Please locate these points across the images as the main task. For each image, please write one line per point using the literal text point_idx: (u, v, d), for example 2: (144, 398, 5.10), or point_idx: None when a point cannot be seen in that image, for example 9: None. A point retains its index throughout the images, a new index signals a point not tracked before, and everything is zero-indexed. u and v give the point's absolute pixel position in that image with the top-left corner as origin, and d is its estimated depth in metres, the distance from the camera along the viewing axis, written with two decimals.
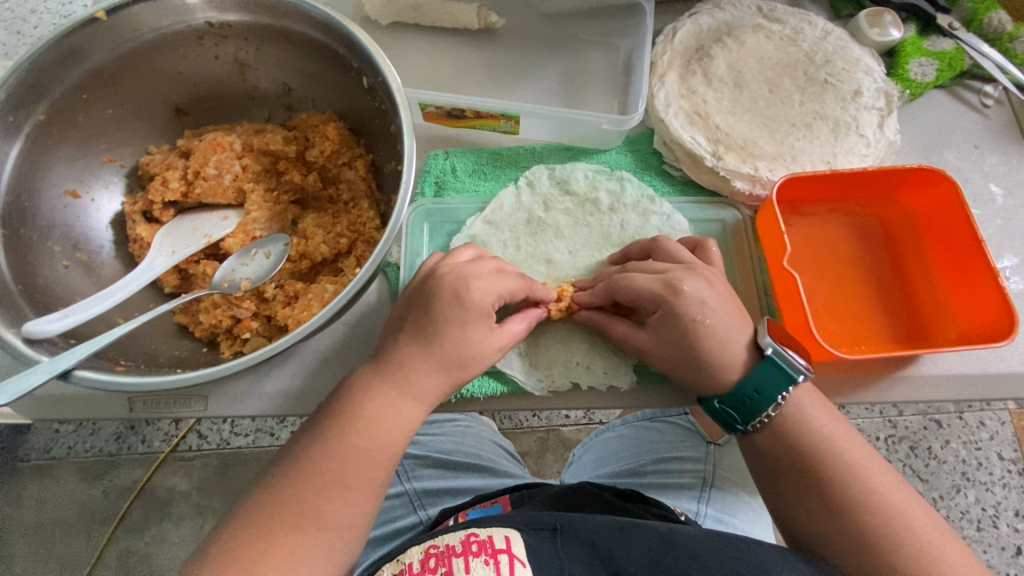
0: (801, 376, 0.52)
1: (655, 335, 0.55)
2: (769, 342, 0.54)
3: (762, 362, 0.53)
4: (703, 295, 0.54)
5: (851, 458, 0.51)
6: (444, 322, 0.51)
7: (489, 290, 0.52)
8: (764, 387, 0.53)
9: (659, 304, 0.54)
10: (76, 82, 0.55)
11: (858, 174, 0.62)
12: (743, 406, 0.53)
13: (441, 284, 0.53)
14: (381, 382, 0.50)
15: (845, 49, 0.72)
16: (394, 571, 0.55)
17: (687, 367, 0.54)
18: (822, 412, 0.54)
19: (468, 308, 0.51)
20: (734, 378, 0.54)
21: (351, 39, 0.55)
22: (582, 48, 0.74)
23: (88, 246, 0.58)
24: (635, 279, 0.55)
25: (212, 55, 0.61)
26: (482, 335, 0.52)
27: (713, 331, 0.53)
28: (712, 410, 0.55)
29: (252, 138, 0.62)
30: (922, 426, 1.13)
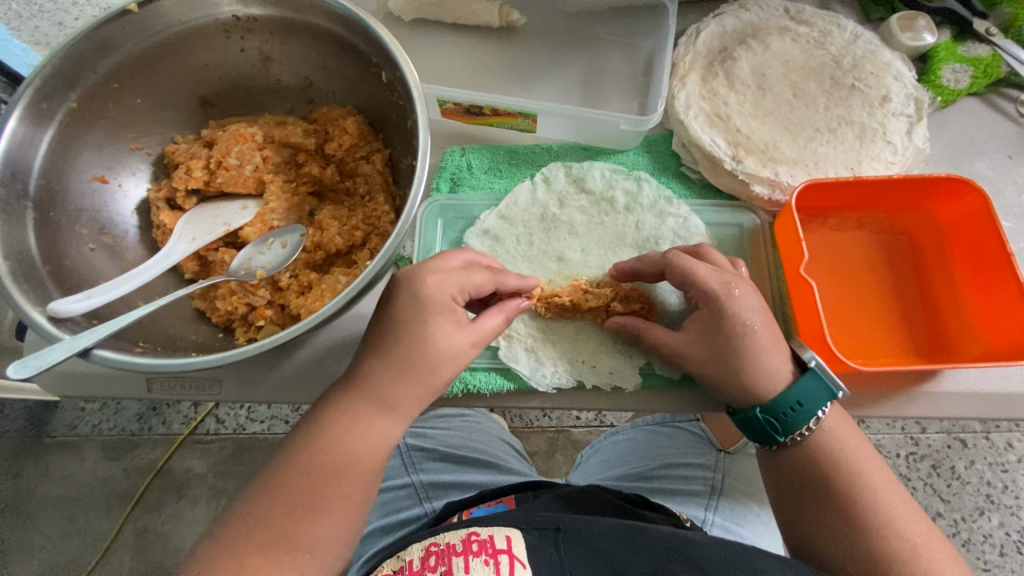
0: (841, 391, 0.52)
1: (697, 336, 0.54)
2: (811, 357, 0.53)
3: (804, 374, 0.52)
4: (754, 301, 0.53)
5: (862, 470, 0.51)
6: (404, 323, 0.50)
7: (446, 285, 0.52)
8: (807, 401, 0.52)
9: (711, 301, 0.53)
10: (107, 72, 0.57)
11: (881, 182, 0.60)
12: (785, 418, 0.52)
13: (399, 286, 0.52)
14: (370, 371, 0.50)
15: (874, 53, 0.70)
16: (394, 568, 0.56)
17: (730, 370, 0.52)
18: (843, 423, 0.53)
19: (427, 304, 0.50)
20: (775, 391, 0.52)
21: (371, 35, 0.56)
22: (603, 47, 0.73)
23: (114, 231, 0.60)
24: (691, 277, 0.54)
25: (237, 49, 0.62)
26: (447, 330, 0.50)
27: (761, 337, 0.52)
28: (749, 420, 0.53)
29: (272, 130, 0.63)
30: (945, 445, 1.10)
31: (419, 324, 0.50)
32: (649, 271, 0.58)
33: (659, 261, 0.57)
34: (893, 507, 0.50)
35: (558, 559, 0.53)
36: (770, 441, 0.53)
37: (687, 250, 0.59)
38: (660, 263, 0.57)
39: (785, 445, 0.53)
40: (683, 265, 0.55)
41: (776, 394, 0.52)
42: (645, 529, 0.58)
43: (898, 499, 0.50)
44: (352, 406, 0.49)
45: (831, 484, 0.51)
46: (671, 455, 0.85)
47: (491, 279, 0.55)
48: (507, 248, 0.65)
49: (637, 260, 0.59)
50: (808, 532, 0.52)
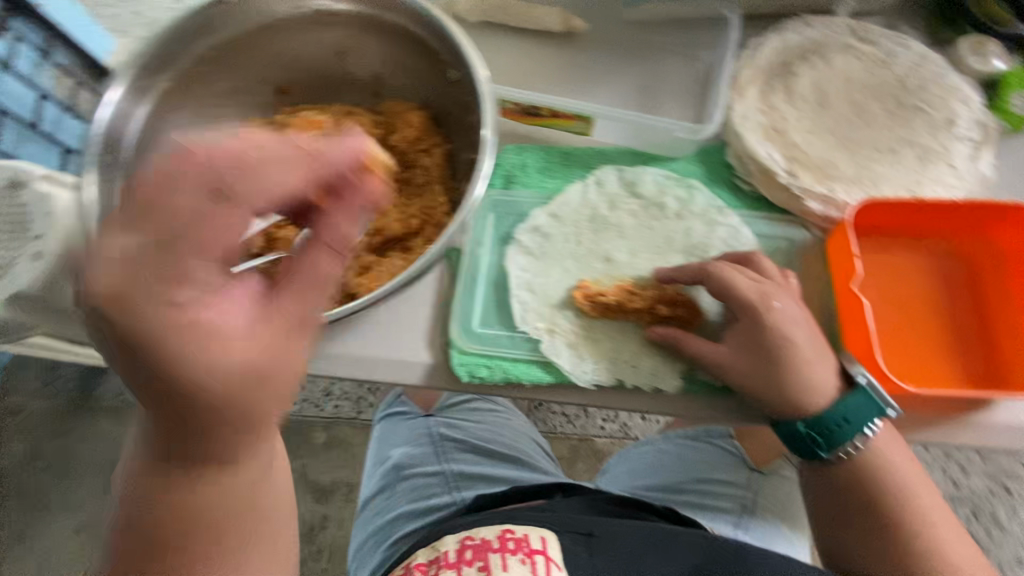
0: (891, 409, 0.52)
1: (736, 346, 0.55)
2: (861, 372, 0.54)
3: (852, 390, 0.53)
4: (795, 313, 0.54)
5: (907, 491, 0.53)
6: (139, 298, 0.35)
7: (136, 231, 0.36)
8: (854, 418, 0.52)
9: (750, 312, 0.54)
10: (198, 56, 0.61)
11: (942, 205, 0.59)
12: (831, 432, 0.52)
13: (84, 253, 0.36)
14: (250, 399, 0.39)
15: (941, 75, 0.69)
16: (428, 558, 0.59)
17: (770, 381, 0.53)
18: (893, 444, 0.54)
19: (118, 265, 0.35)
20: (819, 404, 0.53)
21: (445, 34, 0.59)
22: (662, 58, 0.74)
23: None
24: (729, 283, 0.56)
25: (314, 41, 0.66)
26: (215, 272, 0.37)
27: (802, 350, 0.53)
28: (793, 434, 0.53)
29: (342, 119, 0.67)
30: (987, 489, 1.06)
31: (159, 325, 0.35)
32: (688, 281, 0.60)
33: (698, 272, 0.58)
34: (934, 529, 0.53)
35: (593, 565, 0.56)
36: (813, 454, 0.54)
37: (731, 257, 0.60)
38: (698, 273, 0.59)
39: (828, 462, 0.54)
40: (721, 275, 0.56)
41: (821, 408, 0.53)
42: (676, 536, 0.61)
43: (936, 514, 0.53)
44: (191, 444, 0.40)
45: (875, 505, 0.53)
46: (700, 469, 0.84)
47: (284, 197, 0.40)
48: (554, 246, 0.67)
49: (676, 269, 0.61)
50: (849, 544, 0.55)
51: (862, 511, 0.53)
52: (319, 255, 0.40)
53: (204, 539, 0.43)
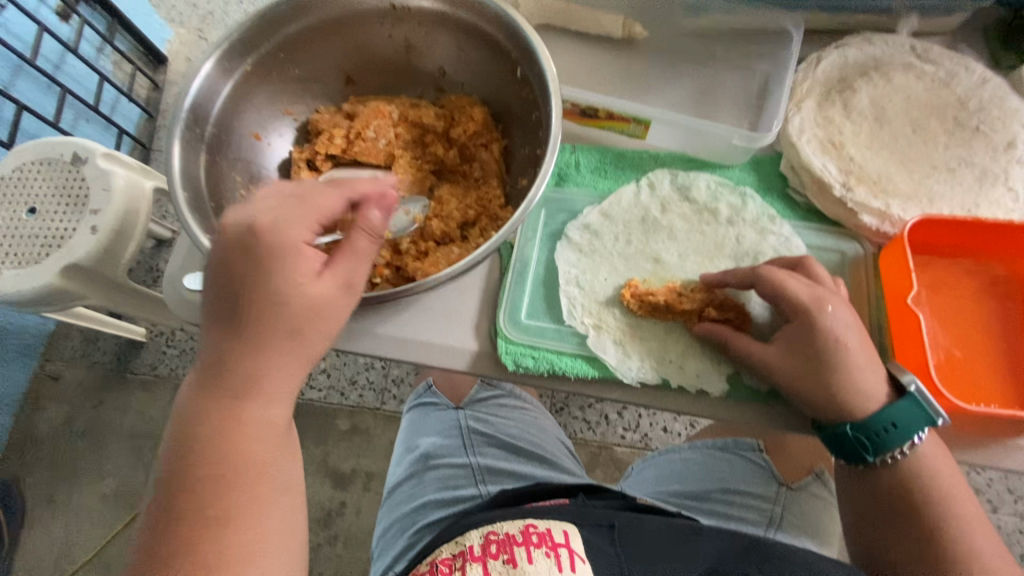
0: (941, 419, 0.51)
1: (787, 349, 0.55)
2: (911, 379, 0.53)
3: (901, 398, 0.52)
4: (849, 318, 0.54)
5: (950, 500, 0.51)
6: (253, 275, 0.46)
7: (295, 229, 0.47)
8: (903, 423, 0.52)
9: (804, 314, 0.54)
10: (279, 42, 0.64)
11: (1003, 225, 0.59)
12: (878, 438, 0.52)
13: (233, 249, 0.46)
14: (278, 344, 0.47)
15: (1003, 98, 0.68)
16: (452, 552, 0.61)
17: (821, 384, 0.53)
18: (937, 453, 0.53)
19: (270, 251, 0.46)
20: (869, 411, 0.52)
21: (516, 32, 0.61)
22: (719, 67, 0.76)
23: (259, 182, 0.67)
24: (783, 286, 0.56)
25: (386, 34, 0.68)
26: (306, 270, 0.47)
27: (855, 355, 0.53)
28: (839, 436, 0.53)
29: (407, 110, 0.69)
30: (1018, 528, 1.03)
31: (251, 270, 0.46)
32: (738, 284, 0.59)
33: (750, 275, 0.58)
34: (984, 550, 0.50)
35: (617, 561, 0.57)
36: (860, 459, 0.53)
37: (787, 262, 0.60)
38: (749, 276, 0.58)
39: (874, 465, 0.53)
40: (773, 278, 0.56)
41: (870, 414, 0.52)
42: (701, 532, 0.61)
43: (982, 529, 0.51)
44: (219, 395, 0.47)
45: (915, 516, 0.52)
46: (729, 480, 0.84)
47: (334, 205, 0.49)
48: (603, 246, 0.68)
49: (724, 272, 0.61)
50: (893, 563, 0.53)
51: (901, 524, 0.52)
52: (359, 237, 0.50)
53: (238, 501, 0.46)
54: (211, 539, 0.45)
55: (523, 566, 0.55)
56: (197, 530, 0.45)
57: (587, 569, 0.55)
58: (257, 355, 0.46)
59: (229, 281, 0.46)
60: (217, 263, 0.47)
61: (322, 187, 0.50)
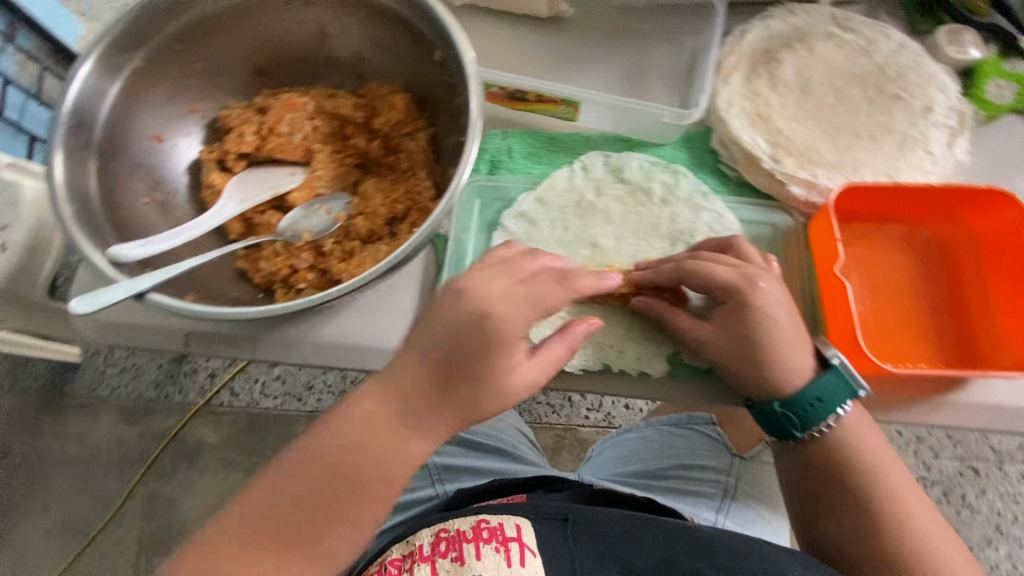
0: (864, 390, 0.53)
1: (722, 328, 0.55)
2: (834, 354, 0.54)
3: (827, 371, 0.54)
4: (779, 295, 0.54)
5: (880, 467, 0.53)
6: (473, 348, 0.48)
7: (511, 322, 0.49)
8: (827, 397, 0.53)
9: (734, 295, 0.54)
10: (173, 34, 0.59)
11: (921, 189, 0.60)
12: (805, 413, 0.53)
13: (459, 308, 0.49)
14: (424, 390, 0.49)
15: (920, 64, 0.70)
16: (401, 553, 0.59)
17: (753, 364, 0.53)
18: (863, 423, 0.54)
19: (497, 336, 0.48)
20: (797, 386, 0.53)
21: (430, 13, 0.57)
22: (647, 43, 0.74)
23: (165, 189, 0.61)
24: (713, 269, 0.55)
25: (295, 20, 0.64)
26: (516, 363, 0.50)
27: (784, 332, 0.53)
28: (768, 413, 0.54)
29: (323, 102, 0.65)
30: (958, 472, 1.09)
31: (473, 360, 0.49)
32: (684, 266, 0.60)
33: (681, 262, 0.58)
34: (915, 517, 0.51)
35: (569, 555, 0.55)
36: (788, 435, 0.55)
37: (717, 245, 0.59)
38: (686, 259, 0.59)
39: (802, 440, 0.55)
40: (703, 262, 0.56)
41: (797, 389, 0.53)
42: (654, 521, 0.60)
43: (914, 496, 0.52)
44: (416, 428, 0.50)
45: (847, 483, 0.53)
46: (684, 456, 0.84)
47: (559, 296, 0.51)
48: (538, 233, 0.67)
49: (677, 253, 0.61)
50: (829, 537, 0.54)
51: (833, 494, 0.53)
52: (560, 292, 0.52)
53: (330, 505, 0.48)
54: (274, 544, 0.46)
55: (471, 564, 0.54)
56: (261, 532, 0.47)
57: (538, 564, 0.54)
58: (395, 400, 0.49)
59: (460, 355, 0.48)
60: (449, 326, 0.49)
61: (551, 267, 0.53)
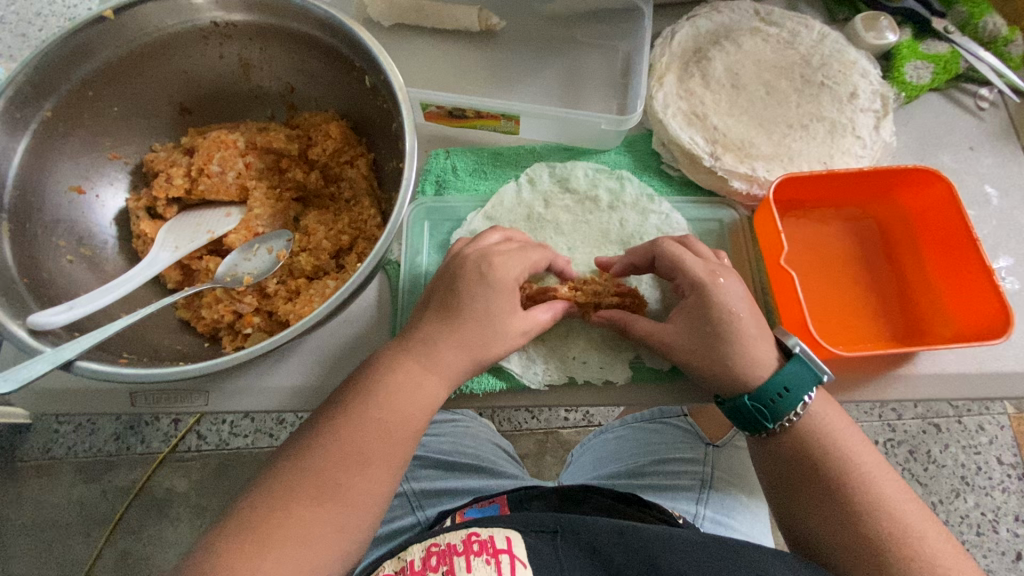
0: (826, 375, 0.53)
1: (683, 325, 0.55)
2: (795, 343, 0.55)
3: (790, 360, 0.54)
4: (739, 288, 0.55)
5: (853, 454, 0.52)
6: (469, 298, 0.53)
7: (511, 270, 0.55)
8: (793, 386, 0.53)
9: (699, 289, 0.55)
10: (82, 80, 0.56)
11: (854, 174, 0.62)
12: (772, 404, 0.53)
13: (465, 263, 0.55)
14: (427, 343, 0.52)
15: (841, 51, 0.72)
16: (394, 568, 0.55)
17: (717, 360, 0.53)
18: (828, 407, 0.55)
19: (491, 284, 0.54)
20: (762, 377, 0.54)
21: (354, 40, 0.56)
22: (581, 50, 0.75)
23: (92, 242, 0.59)
24: (676, 262, 0.57)
25: (216, 55, 0.62)
26: (506, 311, 0.54)
27: (746, 325, 0.54)
28: (739, 408, 0.54)
29: (254, 136, 0.63)
30: (922, 429, 1.13)
31: (472, 302, 0.53)
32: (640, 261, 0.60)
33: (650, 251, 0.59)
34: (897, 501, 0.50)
35: (560, 560, 0.52)
36: (760, 427, 0.54)
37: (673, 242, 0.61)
38: (649, 253, 0.60)
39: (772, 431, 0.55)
40: (672, 253, 0.57)
41: (763, 380, 0.53)
42: (641, 527, 0.56)
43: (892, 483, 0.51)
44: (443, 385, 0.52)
45: (819, 472, 0.52)
46: (660, 451, 0.83)
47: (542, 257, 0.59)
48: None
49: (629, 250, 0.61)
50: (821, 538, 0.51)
51: (811, 485, 0.52)
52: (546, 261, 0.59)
53: (334, 476, 0.46)
54: (271, 524, 0.43)
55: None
56: (260, 514, 0.44)
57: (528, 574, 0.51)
58: (395, 366, 0.51)
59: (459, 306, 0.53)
60: (452, 279, 0.55)
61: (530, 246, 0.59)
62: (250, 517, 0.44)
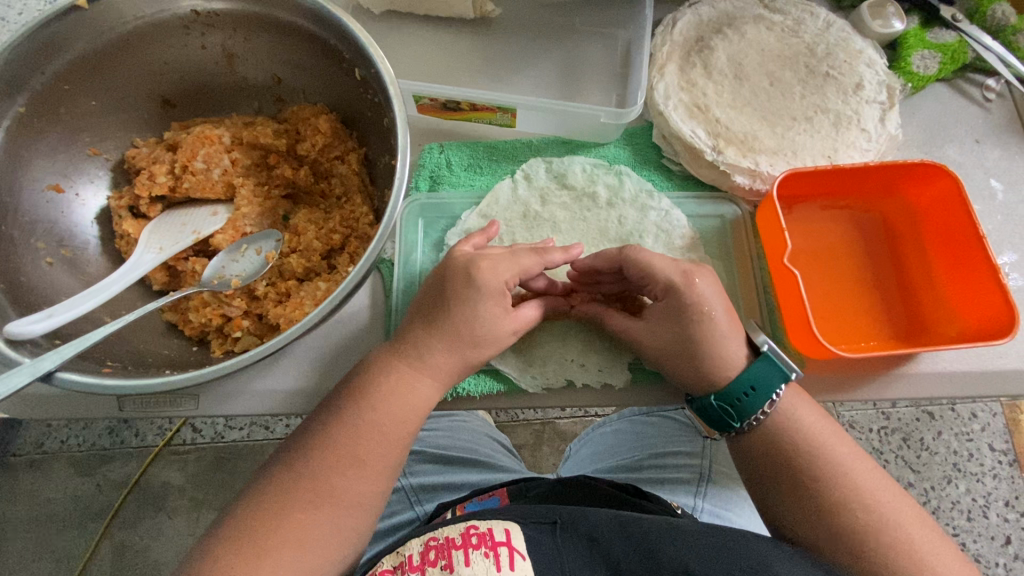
0: (794, 372, 0.52)
1: (655, 324, 0.55)
2: (764, 340, 0.54)
3: (758, 359, 0.53)
4: (713, 287, 0.54)
5: (834, 446, 0.52)
6: (449, 305, 0.52)
7: (500, 273, 0.53)
8: (760, 384, 0.52)
9: (669, 291, 0.54)
10: (57, 73, 0.53)
11: (858, 169, 0.61)
12: (739, 403, 0.53)
13: (454, 268, 0.54)
14: (421, 347, 0.51)
15: (847, 40, 0.70)
16: (393, 564, 0.51)
17: (686, 361, 0.53)
18: (801, 402, 0.54)
19: (479, 288, 0.52)
20: (728, 376, 0.53)
21: (344, 30, 0.54)
22: (580, 39, 0.72)
23: (73, 243, 0.56)
24: (650, 260, 0.55)
25: (199, 45, 0.59)
26: (492, 316, 0.52)
27: (718, 325, 0.53)
28: (706, 408, 0.54)
29: (240, 131, 0.60)
30: (915, 417, 1.13)
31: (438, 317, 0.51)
32: (605, 268, 0.58)
33: (617, 257, 0.56)
34: (879, 496, 0.49)
35: (560, 554, 0.48)
36: (728, 426, 0.54)
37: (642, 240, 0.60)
38: (616, 259, 0.57)
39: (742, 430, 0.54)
40: (639, 259, 0.55)
41: (729, 378, 0.53)
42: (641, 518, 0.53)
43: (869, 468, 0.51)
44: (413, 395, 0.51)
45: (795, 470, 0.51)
46: (658, 444, 0.82)
47: (535, 265, 0.55)
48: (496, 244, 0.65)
49: (593, 256, 0.58)
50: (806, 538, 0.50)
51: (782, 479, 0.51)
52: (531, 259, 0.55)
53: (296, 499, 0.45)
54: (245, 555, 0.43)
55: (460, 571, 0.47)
56: (244, 535, 0.44)
57: (529, 568, 0.47)
58: (390, 371, 0.50)
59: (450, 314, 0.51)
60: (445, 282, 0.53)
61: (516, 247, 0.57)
62: (218, 544, 0.44)
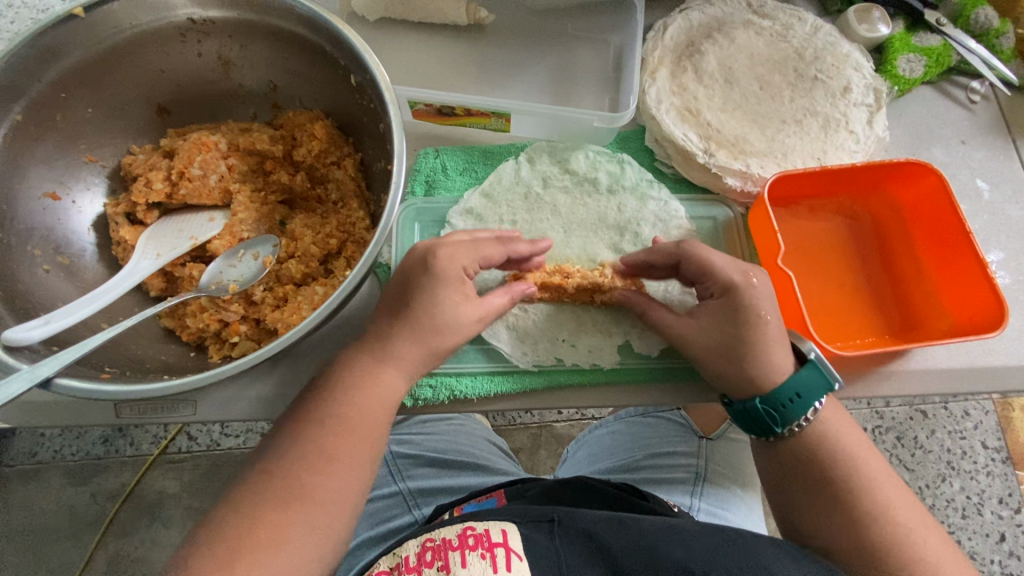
0: (837, 383, 0.53)
1: (707, 322, 0.55)
2: (810, 349, 0.54)
3: (804, 367, 0.53)
4: (771, 294, 0.54)
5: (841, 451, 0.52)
6: (444, 304, 0.52)
7: (458, 258, 0.53)
8: (805, 392, 0.52)
9: (730, 290, 0.53)
10: (53, 83, 0.53)
11: (847, 169, 0.62)
12: (784, 409, 0.52)
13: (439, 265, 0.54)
14: (416, 348, 0.52)
15: (834, 44, 0.71)
16: (389, 565, 0.51)
17: (732, 360, 0.53)
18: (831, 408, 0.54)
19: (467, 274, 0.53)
20: (774, 382, 0.52)
21: (339, 37, 0.54)
22: (572, 44, 0.73)
23: (70, 250, 0.57)
24: (713, 258, 0.55)
25: (195, 53, 0.60)
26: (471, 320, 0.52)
27: (769, 331, 0.52)
28: (749, 410, 0.53)
29: (237, 138, 0.61)
30: (908, 416, 1.14)
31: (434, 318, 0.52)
32: (661, 263, 0.58)
33: (675, 250, 0.57)
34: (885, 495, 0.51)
35: (556, 553, 0.49)
36: (768, 431, 0.53)
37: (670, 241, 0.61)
38: (674, 254, 0.57)
39: (781, 436, 0.53)
40: (699, 254, 0.55)
41: (775, 385, 0.52)
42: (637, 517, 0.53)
43: (874, 460, 0.52)
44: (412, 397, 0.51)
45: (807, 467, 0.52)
46: (655, 445, 0.82)
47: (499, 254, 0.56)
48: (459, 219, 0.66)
49: (649, 252, 0.59)
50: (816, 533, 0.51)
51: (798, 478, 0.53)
52: (488, 246, 0.56)
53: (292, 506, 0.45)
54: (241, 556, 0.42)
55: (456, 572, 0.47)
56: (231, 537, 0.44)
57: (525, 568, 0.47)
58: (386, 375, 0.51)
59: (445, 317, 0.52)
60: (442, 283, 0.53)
61: (479, 231, 0.58)
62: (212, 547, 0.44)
